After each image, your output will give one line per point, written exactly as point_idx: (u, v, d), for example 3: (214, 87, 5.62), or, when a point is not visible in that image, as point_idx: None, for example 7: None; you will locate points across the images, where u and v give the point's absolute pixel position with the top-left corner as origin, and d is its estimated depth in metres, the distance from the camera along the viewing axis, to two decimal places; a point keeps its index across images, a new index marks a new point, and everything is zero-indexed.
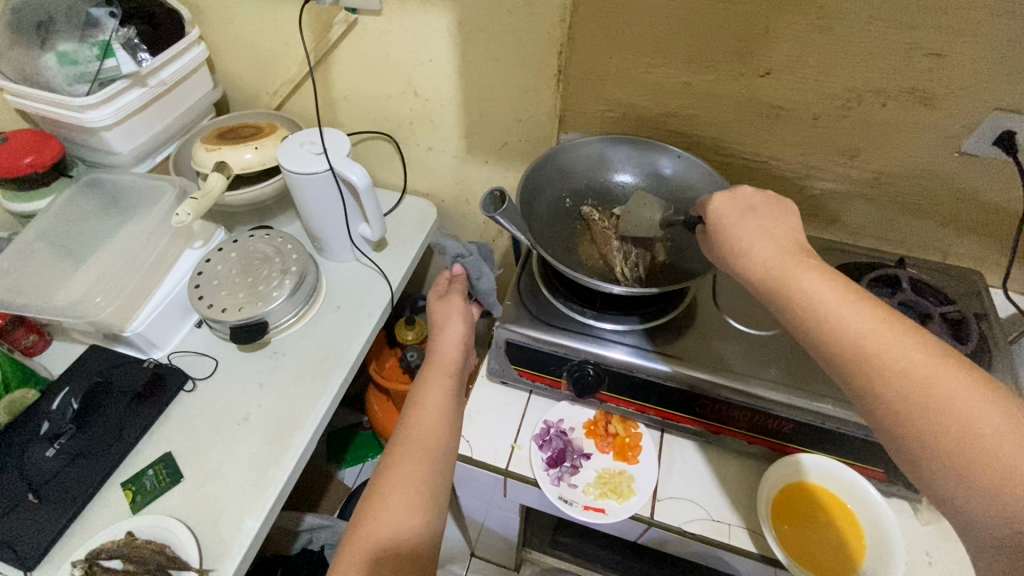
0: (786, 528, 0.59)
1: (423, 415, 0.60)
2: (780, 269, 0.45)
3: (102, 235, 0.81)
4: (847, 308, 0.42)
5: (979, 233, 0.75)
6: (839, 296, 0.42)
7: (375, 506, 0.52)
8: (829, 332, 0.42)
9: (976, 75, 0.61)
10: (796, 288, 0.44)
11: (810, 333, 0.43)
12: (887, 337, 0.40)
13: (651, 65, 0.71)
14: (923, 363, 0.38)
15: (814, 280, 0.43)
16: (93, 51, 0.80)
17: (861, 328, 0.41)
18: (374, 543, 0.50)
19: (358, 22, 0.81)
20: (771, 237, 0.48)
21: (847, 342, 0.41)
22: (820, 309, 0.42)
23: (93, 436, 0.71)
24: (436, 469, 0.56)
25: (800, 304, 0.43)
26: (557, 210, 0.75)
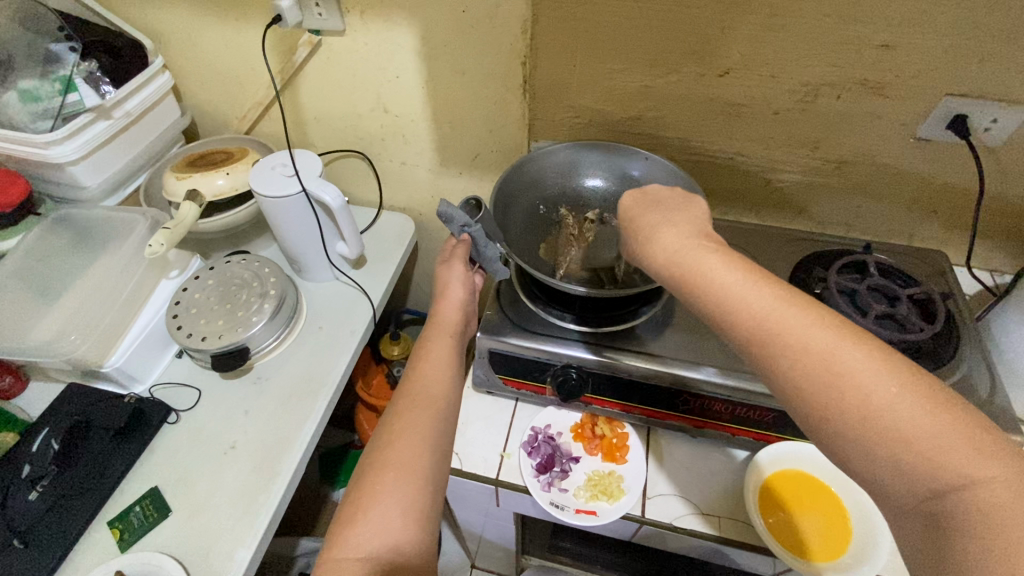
0: (775, 516, 0.60)
1: (423, 386, 0.55)
2: (684, 255, 0.46)
3: (75, 271, 0.81)
4: (749, 290, 0.42)
5: (941, 215, 0.78)
6: (748, 284, 0.42)
7: (386, 477, 0.47)
8: (739, 321, 0.41)
9: (924, 64, 0.63)
10: (705, 275, 0.44)
11: (726, 323, 0.42)
12: (785, 319, 0.40)
13: (614, 70, 0.72)
14: (822, 340, 0.38)
15: (718, 267, 0.44)
16: (54, 87, 0.79)
17: (767, 314, 0.40)
18: (386, 518, 0.45)
19: (322, 44, 0.82)
20: (674, 223, 0.49)
21: (757, 330, 0.41)
22: (725, 296, 0.42)
23: (76, 476, 0.70)
24: (444, 439, 0.52)
25: (708, 288, 0.43)
26: (531, 217, 0.76)
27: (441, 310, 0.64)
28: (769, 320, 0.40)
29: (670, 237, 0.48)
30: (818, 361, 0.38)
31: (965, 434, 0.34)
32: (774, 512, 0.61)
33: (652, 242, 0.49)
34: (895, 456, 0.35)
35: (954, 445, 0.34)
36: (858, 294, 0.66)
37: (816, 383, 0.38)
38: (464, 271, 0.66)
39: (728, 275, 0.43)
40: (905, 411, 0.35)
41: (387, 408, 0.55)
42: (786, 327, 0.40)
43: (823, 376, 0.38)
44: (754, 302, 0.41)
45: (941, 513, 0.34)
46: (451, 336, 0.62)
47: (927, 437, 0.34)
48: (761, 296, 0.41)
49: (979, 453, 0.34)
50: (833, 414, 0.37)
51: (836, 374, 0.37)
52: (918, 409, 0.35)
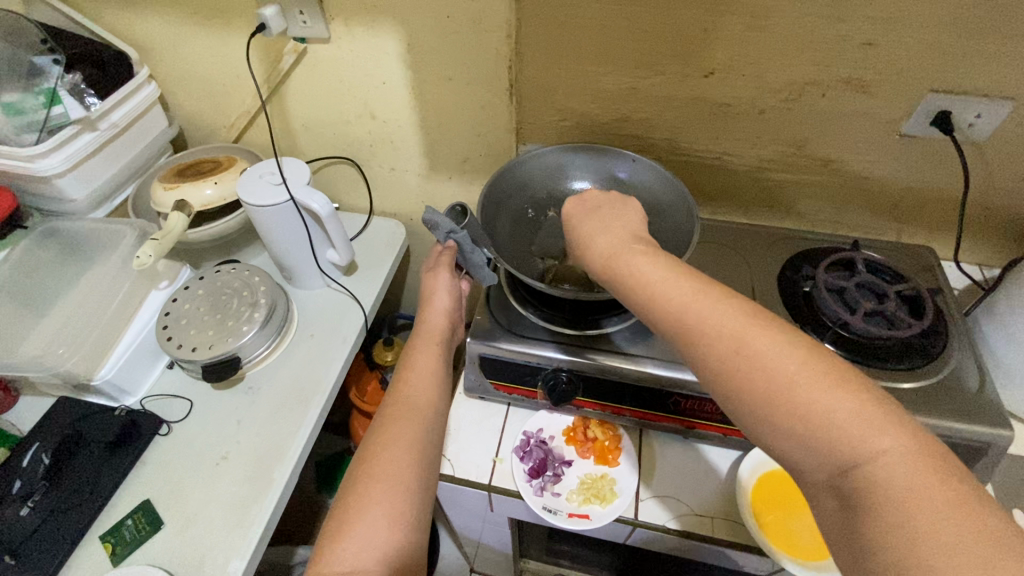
0: (766, 515, 0.60)
1: (409, 396, 0.56)
2: (618, 260, 0.48)
3: (63, 284, 0.80)
4: (684, 296, 0.43)
5: (929, 210, 0.78)
6: (674, 281, 0.44)
7: (372, 488, 0.47)
8: (660, 312, 0.44)
9: (906, 61, 0.64)
10: (633, 272, 0.46)
11: (651, 316, 0.44)
12: (704, 311, 0.42)
13: (599, 72, 0.72)
14: (741, 330, 0.40)
15: (646, 265, 0.46)
16: (38, 100, 0.79)
17: (690, 309, 0.42)
18: (374, 530, 0.45)
19: (308, 51, 0.81)
20: (608, 230, 0.52)
21: (680, 322, 0.43)
22: (649, 290, 0.45)
23: (67, 490, 0.69)
24: (431, 448, 0.53)
25: (636, 284, 0.46)
26: (519, 220, 0.76)
27: (428, 317, 0.64)
28: (688, 312, 0.42)
29: (605, 239, 0.51)
30: (732, 350, 0.40)
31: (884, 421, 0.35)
32: (765, 510, 0.61)
33: (589, 243, 0.52)
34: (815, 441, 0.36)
35: (872, 429, 0.35)
36: (846, 291, 0.67)
37: (730, 370, 0.40)
38: (450, 276, 0.66)
39: (652, 270, 0.45)
40: (818, 394, 0.37)
41: (374, 418, 0.55)
42: (706, 319, 0.41)
43: (734, 364, 0.40)
44: (675, 295, 0.43)
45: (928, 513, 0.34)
46: (438, 344, 0.62)
47: (851, 426, 0.36)
48: (683, 288, 0.44)
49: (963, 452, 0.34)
50: (748, 401, 0.39)
51: (752, 359, 0.39)
52: (840, 398, 0.36)
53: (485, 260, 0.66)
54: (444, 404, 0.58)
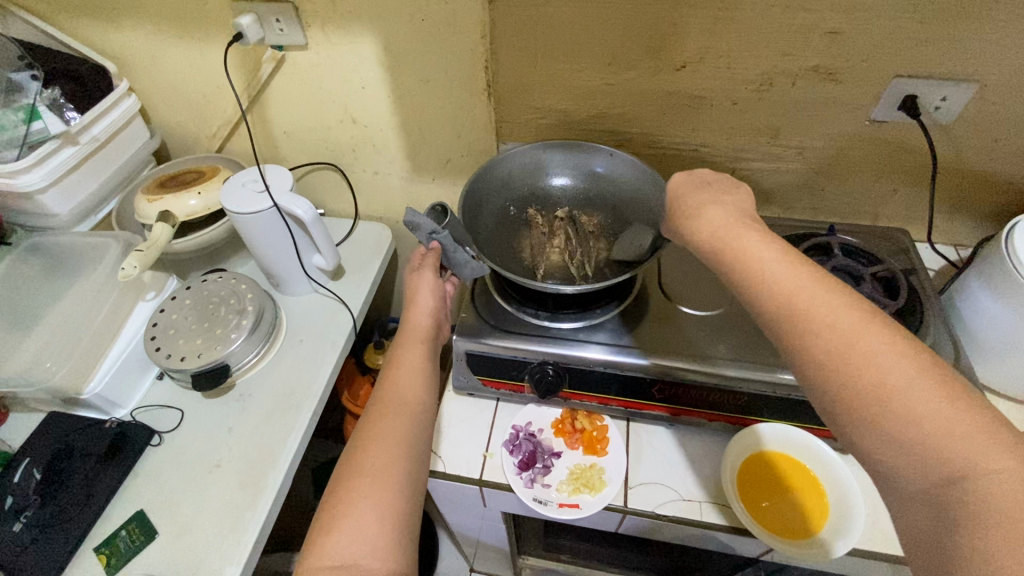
0: (753, 499, 0.61)
1: (396, 394, 0.56)
2: (725, 231, 0.48)
3: (49, 299, 0.80)
4: (783, 269, 0.44)
5: (902, 194, 0.80)
6: (783, 265, 0.44)
7: (361, 482, 0.48)
8: (767, 292, 0.43)
9: (871, 48, 0.65)
10: (741, 249, 0.46)
11: (754, 293, 0.44)
12: (813, 296, 0.42)
13: (574, 69, 0.74)
14: (851, 320, 0.40)
15: (761, 246, 0.46)
16: (17, 116, 0.79)
17: (798, 291, 0.42)
18: (363, 524, 0.46)
19: (286, 58, 0.82)
20: (720, 204, 0.52)
21: (786, 302, 0.42)
22: (757, 269, 0.44)
23: (61, 505, 0.69)
24: (420, 443, 0.53)
25: (746, 262, 0.45)
26: (502, 219, 0.77)
27: (412, 316, 0.65)
28: (797, 296, 0.42)
29: (717, 218, 0.50)
30: (840, 336, 0.39)
31: (978, 424, 0.35)
32: (753, 494, 0.62)
33: (697, 220, 0.51)
34: (908, 439, 0.36)
35: (972, 434, 0.34)
36: None
37: (832, 355, 0.39)
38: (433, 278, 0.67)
39: (768, 251, 0.45)
40: (919, 392, 0.36)
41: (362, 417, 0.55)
42: (808, 299, 0.42)
43: (840, 349, 0.39)
44: (784, 278, 0.43)
45: (922, 486, 0.35)
46: (423, 342, 0.63)
47: (948, 427, 0.35)
48: (794, 273, 0.43)
49: (967, 431, 0.34)
50: (843, 387, 0.38)
51: (825, 331, 0.40)
52: (936, 397, 0.36)
53: (467, 258, 0.67)
54: (432, 401, 0.58)
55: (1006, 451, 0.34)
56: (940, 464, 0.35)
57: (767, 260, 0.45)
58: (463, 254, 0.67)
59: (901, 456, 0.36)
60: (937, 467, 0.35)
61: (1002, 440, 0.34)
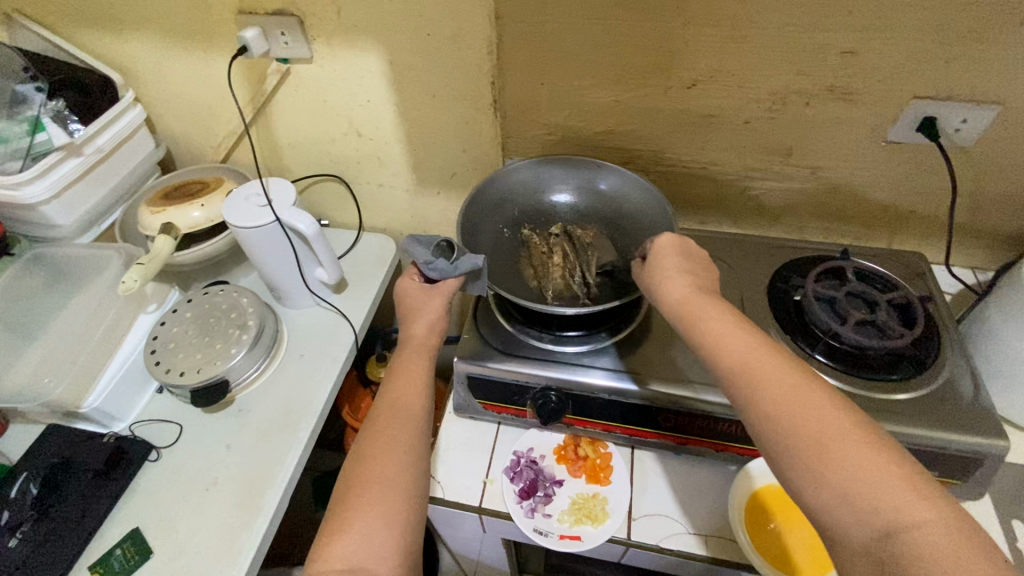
0: (761, 532, 0.59)
1: (397, 406, 0.57)
2: (686, 297, 0.52)
3: (51, 311, 0.80)
4: (732, 334, 0.48)
5: (918, 216, 0.77)
6: (732, 329, 0.48)
7: (370, 490, 0.49)
8: (719, 356, 0.47)
9: (888, 69, 0.63)
10: (696, 314, 0.50)
11: (711, 357, 0.48)
12: (759, 362, 0.45)
13: (582, 86, 0.72)
14: (794, 384, 0.43)
15: (714, 312, 0.50)
16: (22, 128, 0.79)
17: (747, 356, 0.46)
18: (372, 530, 0.47)
19: (291, 71, 0.81)
20: (682, 269, 0.55)
21: (738, 366, 0.46)
22: (713, 336, 0.48)
23: (56, 521, 0.68)
24: (423, 455, 0.54)
25: (704, 329, 0.49)
26: (498, 241, 0.75)
27: (413, 326, 0.63)
28: (747, 361, 0.46)
29: (679, 285, 0.53)
30: (783, 394, 0.43)
31: (905, 480, 0.38)
32: (760, 527, 0.60)
33: (661, 284, 0.55)
34: (846, 493, 0.38)
35: (900, 488, 0.37)
36: (837, 301, 0.66)
37: (774, 411, 0.43)
38: (448, 299, 0.65)
39: (719, 317, 0.49)
40: (852, 450, 0.39)
41: (366, 424, 0.57)
42: (753, 361, 0.45)
43: (782, 407, 0.42)
44: (734, 345, 0.47)
45: (866, 534, 0.37)
46: (428, 354, 0.62)
47: (879, 482, 0.38)
48: (746, 340, 0.47)
49: (898, 488, 0.37)
50: (789, 443, 0.41)
51: (767, 391, 0.43)
52: (868, 453, 0.39)
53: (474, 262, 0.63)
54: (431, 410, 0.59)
55: (929, 504, 0.37)
56: (876, 518, 0.37)
57: (719, 327, 0.48)
58: (468, 260, 0.64)
59: (843, 509, 0.38)
60: (876, 521, 0.37)
61: (925, 495, 0.37)
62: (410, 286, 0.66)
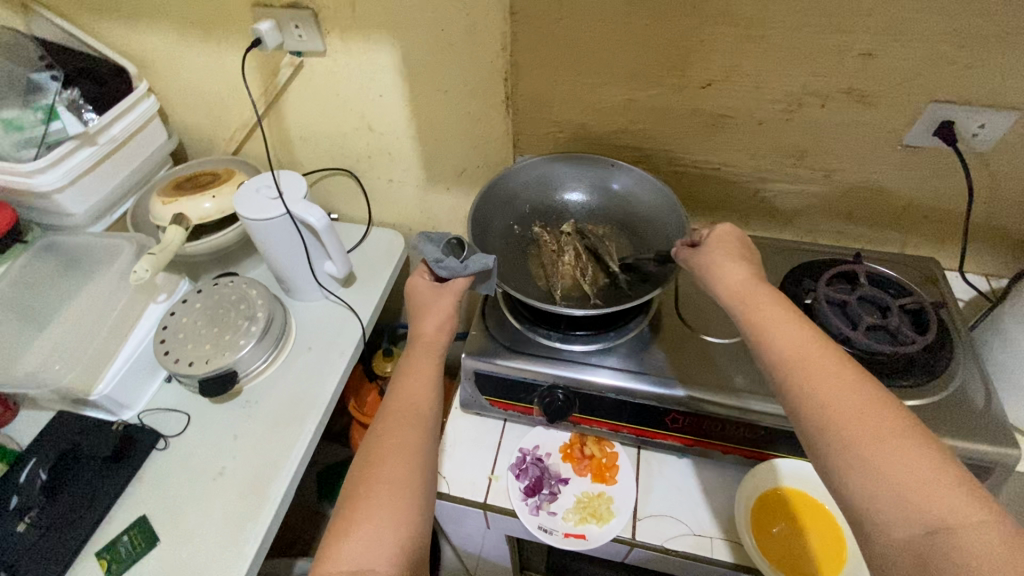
0: (767, 536, 0.59)
1: (405, 405, 0.57)
2: (743, 291, 0.52)
3: (62, 299, 0.80)
4: (790, 327, 0.48)
5: (933, 221, 0.77)
6: (790, 324, 0.48)
7: (378, 491, 0.49)
8: (776, 346, 0.47)
9: (906, 72, 0.63)
10: (753, 306, 0.51)
11: (765, 347, 0.48)
12: (814, 355, 0.46)
13: (595, 84, 0.72)
14: (849, 378, 0.44)
15: (772, 305, 0.50)
16: (37, 116, 0.80)
17: (806, 349, 0.46)
18: (380, 532, 0.47)
19: (304, 65, 0.82)
20: (737, 263, 0.56)
21: (792, 357, 0.46)
22: (769, 328, 0.48)
23: (64, 506, 0.69)
24: (430, 455, 0.55)
25: (760, 321, 0.49)
26: (507, 237, 0.75)
27: (421, 325, 0.63)
28: (803, 354, 0.46)
29: (738, 278, 0.54)
30: (839, 388, 0.43)
31: (953, 479, 0.38)
32: (766, 530, 0.59)
33: (717, 275, 0.55)
34: (897, 487, 0.38)
35: (947, 486, 0.37)
36: (848, 305, 0.66)
37: (829, 403, 0.43)
38: (458, 299, 0.65)
39: (776, 310, 0.49)
40: (906, 447, 0.39)
41: (374, 423, 0.57)
42: (811, 355, 0.46)
43: (836, 399, 0.43)
44: (789, 338, 0.47)
45: (910, 531, 0.37)
46: (436, 353, 0.62)
47: (927, 479, 0.38)
48: (802, 333, 0.47)
49: (949, 488, 0.37)
50: (838, 434, 0.41)
51: (823, 384, 0.44)
52: (918, 451, 0.39)
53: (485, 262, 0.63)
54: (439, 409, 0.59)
55: (979, 507, 0.36)
56: (922, 515, 0.37)
57: (777, 320, 0.49)
58: (477, 261, 0.63)
59: (889, 503, 0.38)
60: (923, 518, 0.37)
61: (975, 497, 0.37)
62: (421, 285, 0.66)
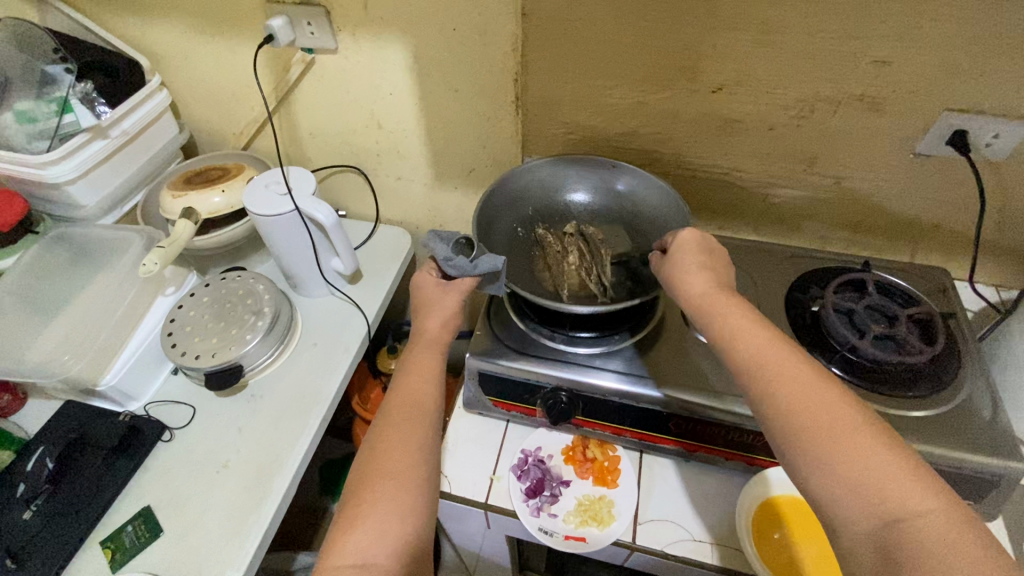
0: (769, 542, 0.59)
1: (408, 401, 0.57)
2: (704, 291, 0.53)
3: (72, 290, 0.81)
4: (747, 327, 0.48)
5: (943, 230, 0.76)
6: (748, 323, 0.49)
7: (382, 487, 0.50)
8: (736, 347, 0.47)
9: (920, 80, 0.62)
10: (713, 308, 0.51)
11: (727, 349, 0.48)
12: (772, 355, 0.46)
13: (605, 87, 0.72)
14: (807, 376, 0.44)
15: (729, 305, 0.51)
16: (50, 108, 0.81)
17: (763, 348, 0.46)
18: (385, 527, 0.47)
19: (315, 61, 0.82)
20: (700, 263, 0.56)
21: (750, 357, 0.46)
22: (728, 329, 0.49)
23: (69, 495, 0.70)
24: (434, 452, 0.55)
25: (720, 323, 0.49)
26: (513, 239, 0.75)
27: (426, 322, 0.64)
28: (761, 352, 0.46)
29: (697, 278, 0.54)
30: (796, 384, 0.43)
31: (909, 471, 0.38)
32: (769, 537, 0.59)
33: (678, 276, 0.56)
34: (854, 481, 0.38)
35: (903, 478, 0.38)
36: (856, 313, 0.65)
37: (786, 400, 0.43)
38: (463, 297, 0.65)
39: (734, 311, 0.50)
40: (861, 440, 0.40)
41: (377, 418, 0.57)
42: (767, 354, 0.46)
43: (794, 396, 0.43)
44: (749, 338, 0.47)
45: (868, 523, 0.37)
46: (441, 351, 0.63)
47: (884, 472, 0.38)
48: (759, 333, 0.48)
49: (905, 480, 0.37)
50: (798, 432, 0.41)
51: (781, 381, 0.44)
52: (874, 444, 0.39)
53: (493, 264, 0.63)
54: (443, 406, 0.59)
55: (934, 497, 0.37)
56: (879, 508, 0.37)
57: (736, 320, 0.49)
58: (487, 260, 0.63)
59: (849, 498, 0.38)
60: (880, 510, 0.37)
61: (930, 488, 0.37)
62: (427, 282, 0.66)
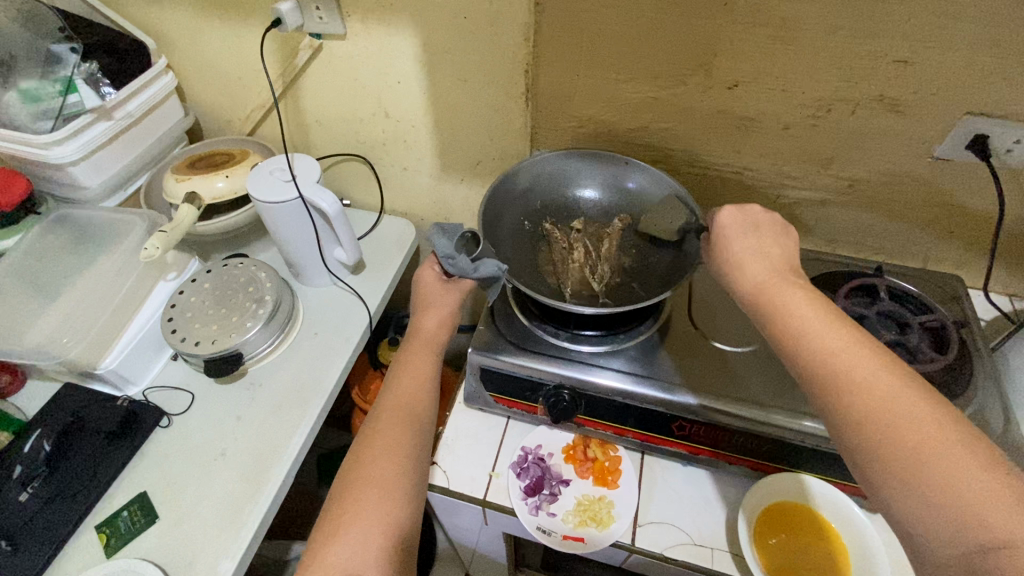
0: (772, 547, 0.58)
1: (400, 404, 0.57)
2: (769, 288, 0.50)
3: (73, 272, 0.80)
4: (823, 327, 0.45)
5: (958, 237, 0.74)
6: (821, 321, 0.46)
7: (367, 493, 0.49)
8: (807, 349, 0.45)
9: (942, 82, 0.60)
10: (782, 305, 0.48)
11: (796, 351, 0.45)
12: (849, 358, 0.43)
13: (619, 80, 0.70)
14: (888, 382, 0.41)
15: (800, 302, 0.48)
16: (54, 88, 0.78)
17: (840, 350, 0.44)
18: (369, 534, 0.47)
19: (323, 47, 0.81)
20: (764, 256, 0.53)
21: (823, 360, 0.44)
22: (797, 329, 0.46)
23: (66, 478, 0.69)
24: (422, 456, 0.54)
25: (786, 323, 0.47)
26: (518, 233, 0.74)
27: (423, 322, 0.63)
28: (837, 355, 0.43)
29: (760, 273, 0.52)
30: (875, 392, 0.41)
31: (1001, 486, 0.35)
32: (771, 541, 0.58)
33: (741, 270, 0.53)
34: (946, 501, 0.36)
35: (1003, 499, 0.35)
36: (867, 319, 0.64)
37: (864, 410, 0.41)
38: (462, 295, 0.65)
39: (806, 308, 0.47)
40: (951, 454, 0.37)
41: (368, 419, 0.56)
42: (845, 358, 0.43)
43: (873, 405, 0.40)
44: (824, 337, 0.45)
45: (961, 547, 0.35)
46: (435, 353, 0.62)
47: (979, 489, 0.35)
48: (835, 333, 0.45)
49: (1002, 500, 0.35)
50: (879, 443, 0.39)
51: (858, 388, 0.41)
52: (960, 456, 0.37)
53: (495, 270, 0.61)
54: (434, 409, 0.59)
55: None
56: (972, 530, 0.35)
57: (808, 318, 0.46)
58: (490, 265, 0.61)
59: (937, 518, 0.36)
60: (975, 533, 0.35)
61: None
62: (428, 276, 0.65)
